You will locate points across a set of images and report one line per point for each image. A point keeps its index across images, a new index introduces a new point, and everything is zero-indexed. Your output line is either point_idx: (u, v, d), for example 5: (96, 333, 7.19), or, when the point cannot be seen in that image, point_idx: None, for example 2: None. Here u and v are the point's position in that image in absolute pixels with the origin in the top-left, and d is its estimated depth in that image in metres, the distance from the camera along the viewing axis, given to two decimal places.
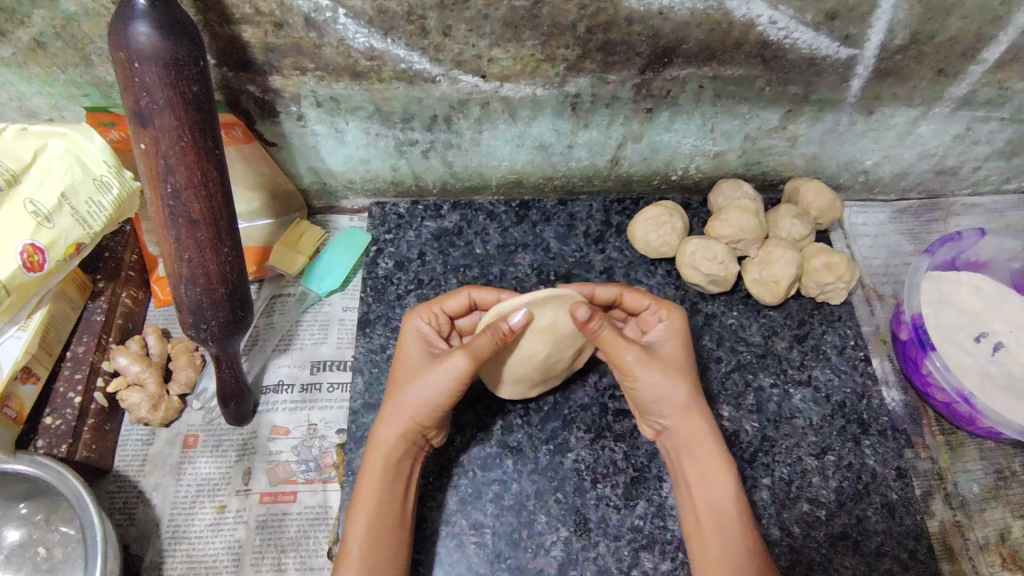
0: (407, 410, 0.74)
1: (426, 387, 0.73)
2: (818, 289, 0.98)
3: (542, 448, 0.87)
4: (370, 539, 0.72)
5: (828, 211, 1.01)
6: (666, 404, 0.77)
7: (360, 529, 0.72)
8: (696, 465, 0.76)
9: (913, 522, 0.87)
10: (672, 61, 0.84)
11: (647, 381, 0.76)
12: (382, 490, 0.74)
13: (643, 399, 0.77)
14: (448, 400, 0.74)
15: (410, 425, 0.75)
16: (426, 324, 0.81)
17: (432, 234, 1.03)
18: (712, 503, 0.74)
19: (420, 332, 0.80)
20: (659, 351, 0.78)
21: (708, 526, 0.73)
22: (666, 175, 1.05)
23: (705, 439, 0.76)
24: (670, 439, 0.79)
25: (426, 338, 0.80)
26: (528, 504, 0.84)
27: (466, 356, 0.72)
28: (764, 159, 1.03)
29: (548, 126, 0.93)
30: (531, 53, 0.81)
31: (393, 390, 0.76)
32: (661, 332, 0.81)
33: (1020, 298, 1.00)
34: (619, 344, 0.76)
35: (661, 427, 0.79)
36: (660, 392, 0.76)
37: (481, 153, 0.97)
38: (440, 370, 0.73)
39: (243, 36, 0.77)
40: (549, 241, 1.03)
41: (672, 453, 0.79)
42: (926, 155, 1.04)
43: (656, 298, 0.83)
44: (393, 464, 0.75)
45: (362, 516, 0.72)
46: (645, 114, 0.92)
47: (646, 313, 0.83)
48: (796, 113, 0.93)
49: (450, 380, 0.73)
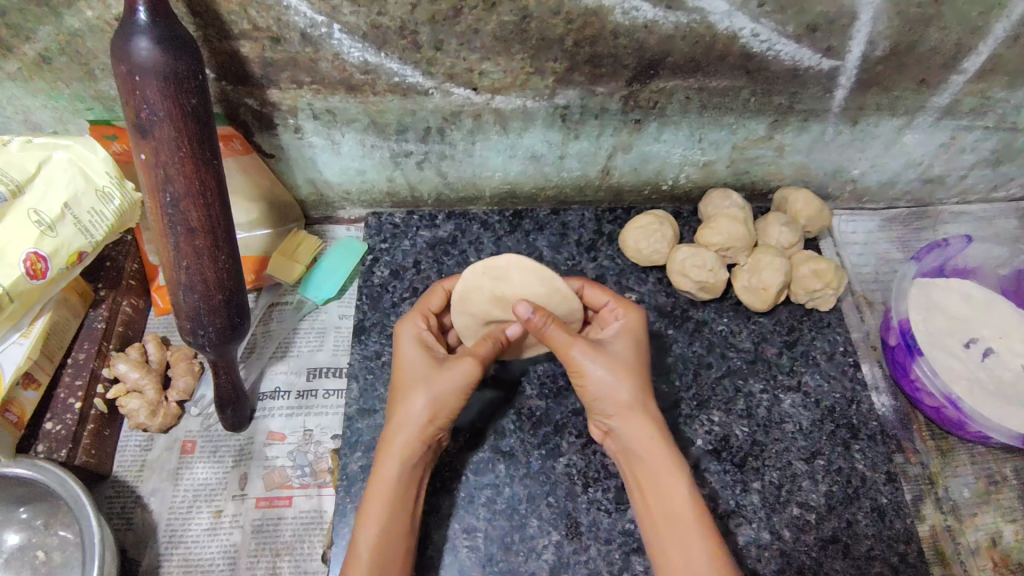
0: (424, 412, 0.76)
1: (438, 391, 0.76)
2: (807, 296, 0.99)
3: (534, 452, 0.88)
4: (381, 542, 0.72)
5: (816, 219, 1.04)
6: (613, 403, 0.78)
7: (371, 534, 0.72)
8: (645, 464, 0.77)
9: (903, 526, 0.88)
10: (657, 74, 0.86)
11: (594, 377, 0.78)
12: (398, 493, 0.75)
13: (590, 397, 0.79)
14: (460, 402, 0.78)
15: (424, 431, 0.76)
16: (415, 333, 0.82)
17: (427, 243, 1.05)
18: (665, 503, 0.75)
19: (415, 333, 0.82)
20: (609, 349, 0.80)
21: (665, 530, 0.73)
22: (656, 185, 1.07)
23: (654, 442, 0.77)
24: (619, 440, 0.80)
25: (426, 342, 0.81)
26: (520, 508, 0.85)
27: (474, 362, 0.77)
28: (752, 169, 1.04)
29: (539, 137, 0.95)
30: (520, 66, 0.84)
31: (401, 397, 0.77)
32: (614, 329, 0.83)
33: (1006, 304, 1.03)
34: (568, 339, 0.78)
35: (610, 427, 0.80)
36: (605, 389, 0.78)
37: (474, 164, 1.00)
38: (453, 374, 0.77)
39: (241, 50, 0.80)
40: (542, 249, 1.05)
41: (623, 454, 0.80)
42: (912, 163, 1.06)
43: (616, 298, 0.86)
44: (407, 474, 0.76)
45: (375, 519, 0.73)
46: (634, 125, 0.94)
47: (606, 310, 0.86)
48: (782, 123, 0.95)
49: (462, 385, 0.77)
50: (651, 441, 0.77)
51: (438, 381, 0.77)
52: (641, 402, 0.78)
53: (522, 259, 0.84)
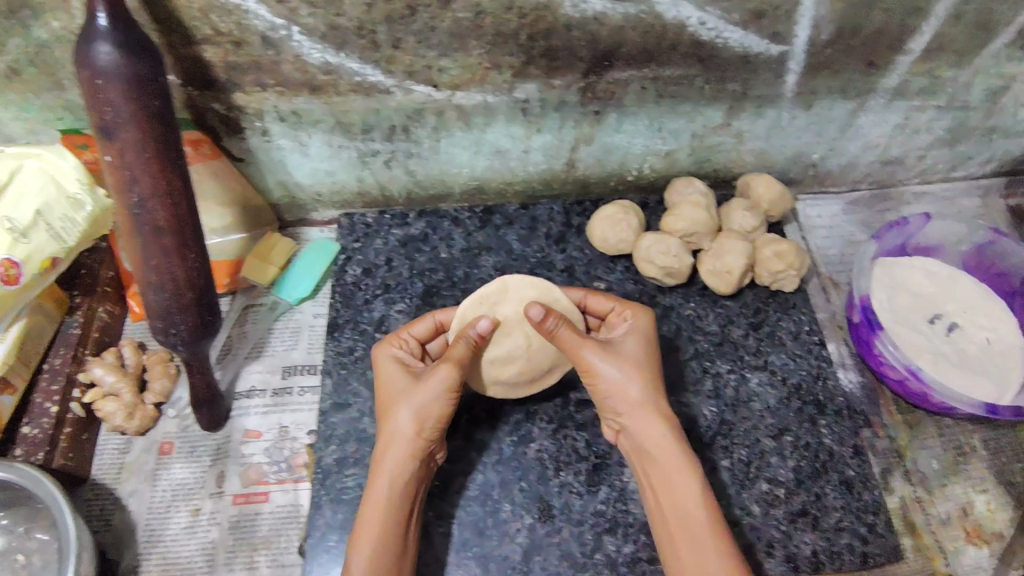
0: (406, 429, 0.77)
1: (417, 403, 0.77)
2: (770, 278, 1.01)
3: (506, 439, 0.89)
4: (376, 559, 0.73)
5: (777, 203, 1.06)
6: (626, 402, 0.79)
7: (364, 555, 0.73)
8: (659, 463, 0.78)
9: (870, 497, 0.89)
10: (612, 65, 0.88)
11: (607, 378, 0.79)
12: (389, 508, 0.76)
13: (602, 395, 0.80)
14: (443, 410, 0.78)
15: (411, 445, 0.78)
16: (393, 356, 0.83)
17: (399, 241, 1.06)
18: (678, 501, 0.76)
19: (394, 356, 0.83)
20: (619, 349, 0.81)
21: (680, 531, 0.75)
22: (621, 176, 1.09)
23: (666, 441, 0.78)
24: (632, 439, 0.81)
25: (403, 361, 0.83)
26: (493, 493, 0.86)
27: (450, 366, 0.77)
28: (714, 156, 1.07)
29: (503, 132, 0.97)
30: (478, 61, 0.86)
31: (385, 415, 0.79)
32: (623, 330, 0.83)
33: (970, 279, 1.07)
34: (579, 342, 0.79)
35: (623, 426, 0.81)
36: (617, 390, 0.79)
37: (441, 161, 1.02)
38: (429, 382, 0.78)
39: (204, 55, 0.82)
40: (512, 242, 1.07)
41: (635, 452, 0.81)
42: (870, 146, 1.08)
43: (620, 301, 0.87)
44: (398, 489, 0.76)
45: (369, 540, 0.74)
46: (594, 117, 0.97)
47: (612, 315, 0.87)
48: (737, 109, 0.98)
49: (443, 390, 0.78)
50: (664, 438, 0.78)
51: (418, 401, 0.77)
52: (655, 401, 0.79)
53: (509, 277, 0.88)
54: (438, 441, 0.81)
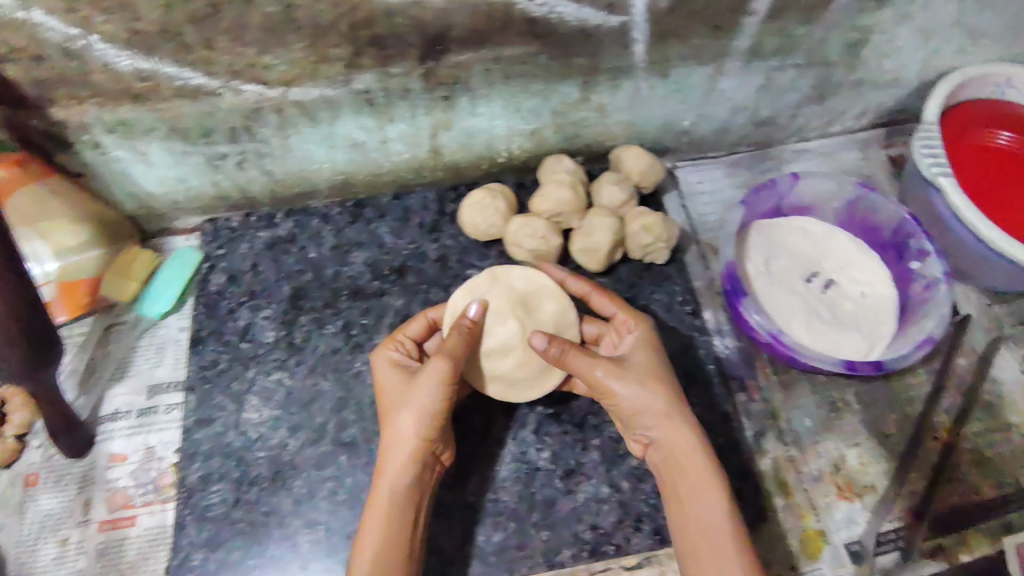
0: (407, 430, 0.76)
1: (414, 406, 0.76)
2: (641, 251, 1.02)
3: (375, 439, 0.89)
4: (377, 570, 0.72)
5: (647, 174, 1.05)
6: (650, 414, 0.79)
7: (366, 563, 0.72)
8: (686, 475, 0.77)
9: (740, 463, 0.95)
10: (446, 49, 0.85)
11: (625, 396, 0.80)
12: (392, 517, 0.75)
13: (625, 413, 0.81)
14: (439, 406, 0.76)
15: (412, 451, 0.77)
16: (388, 359, 0.83)
17: (265, 243, 1.03)
18: (701, 515, 0.75)
19: (391, 359, 0.83)
20: (630, 362, 0.82)
21: (703, 547, 0.74)
22: (492, 158, 1.06)
23: (694, 453, 0.78)
24: (657, 451, 0.80)
25: (397, 363, 0.83)
26: (362, 496, 0.86)
27: (443, 358, 0.77)
28: (581, 132, 1.05)
29: (353, 124, 0.93)
30: (303, 56, 0.82)
31: (386, 422, 0.79)
32: (630, 342, 0.85)
33: (845, 236, 1.09)
34: (590, 363, 0.80)
35: (648, 440, 0.81)
36: (640, 403, 0.79)
37: (296, 159, 0.97)
38: (424, 380, 0.76)
39: (3, 72, 0.77)
40: (384, 237, 1.04)
41: (660, 465, 0.81)
42: (738, 109, 1.07)
43: (624, 308, 0.88)
44: (400, 497, 0.75)
45: (369, 550, 0.72)
46: (445, 102, 0.93)
47: (618, 320, 0.88)
48: (592, 83, 0.96)
49: (435, 388, 0.76)
50: (681, 455, 0.78)
51: (414, 397, 0.76)
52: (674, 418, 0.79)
53: (499, 267, 0.90)
54: (439, 446, 0.80)
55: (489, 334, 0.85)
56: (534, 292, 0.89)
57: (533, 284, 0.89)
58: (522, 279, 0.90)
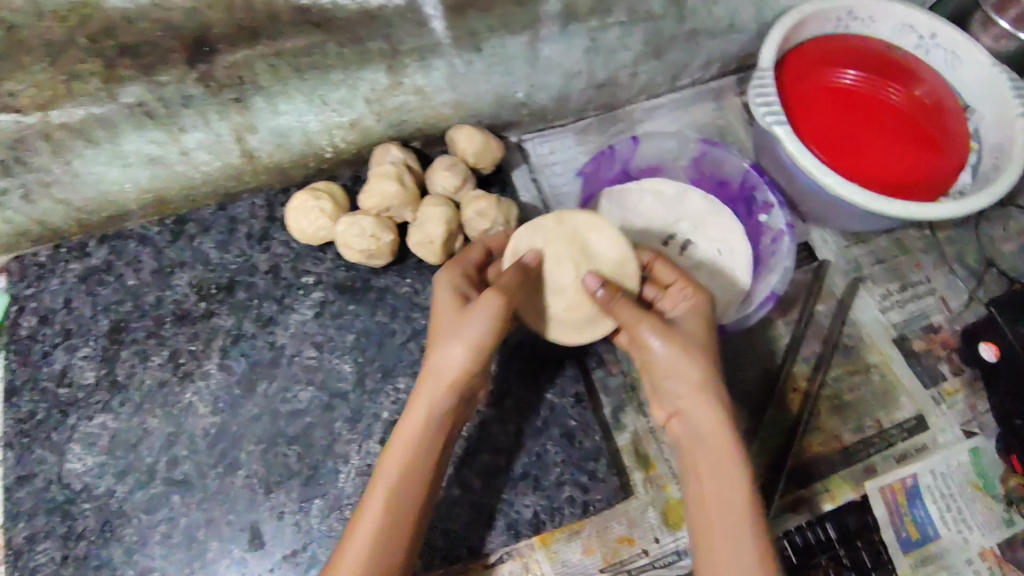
0: (452, 365, 0.75)
1: (454, 347, 0.75)
2: (482, 237, 0.97)
3: (211, 472, 0.87)
4: (377, 538, 0.72)
5: (483, 154, 1.00)
6: (682, 381, 0.77)
7: (367, 531, 0.72)
8: (706, 450, 0.75)
9: (592, 444, 0.91)
10: (213, 48, 0.77)
11: (658, 356, 0.77)
12: (398, 481, 0.74)
13: (659, 376, 0.79)
14: (486, 346, 0.75)
15: (444, 399, 0.76)
16: (451, 284, 0.81)
17: (79, 276, 0.97)
18: (721, 492, 0.73)
19: (450, 287, 0.81)
20: (682, 326, 0.79)
21: (717, 522, 0.72)
22: (318, 155, 0.99)
23: (717, 428, 0.75)
24: (684, 422, 0.78)
25: (458, 293, 0.81)
26: (198, 534, 0.84)
27: (496, 292, 0.74)
28: (406, 117, 0.98)
29: (139, 139, 0.85)
30: (48, 76, 0.74)
31: (433, 348, 0.77)
32: (681, 311, 0.82)
33: (699, 193, 1.04)
34: (636, 316, 0.77)
35: (675, 410, 0.79)
36: (672, 367, 0.77)
37: (91, 183, 0.89)
38: (475, 314, 0.74)
39: None
40: (209, 253, 0.98)
41: (683, 438, 0.79)
42: (572, 74, 1.01)
43: (681, 275, 0.84)
44: (410, 459, 0.75)
45: (372, 517, 0.72)
46: (238, 104, 0.86)
47: (674, 287, 0.84)
48: (398, 67, 0.89)
49: (488, 325, 0.74)
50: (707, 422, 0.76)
51: (459, 329, 0.75)
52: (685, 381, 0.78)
53: (565, 209, 0.86)
54: (466, 397, 0.79)
55: (553, 272, 0.83)
56: (596, 237, 0.84)
57: (592, 225, 0.84)
58: (582, 221, 0.84)
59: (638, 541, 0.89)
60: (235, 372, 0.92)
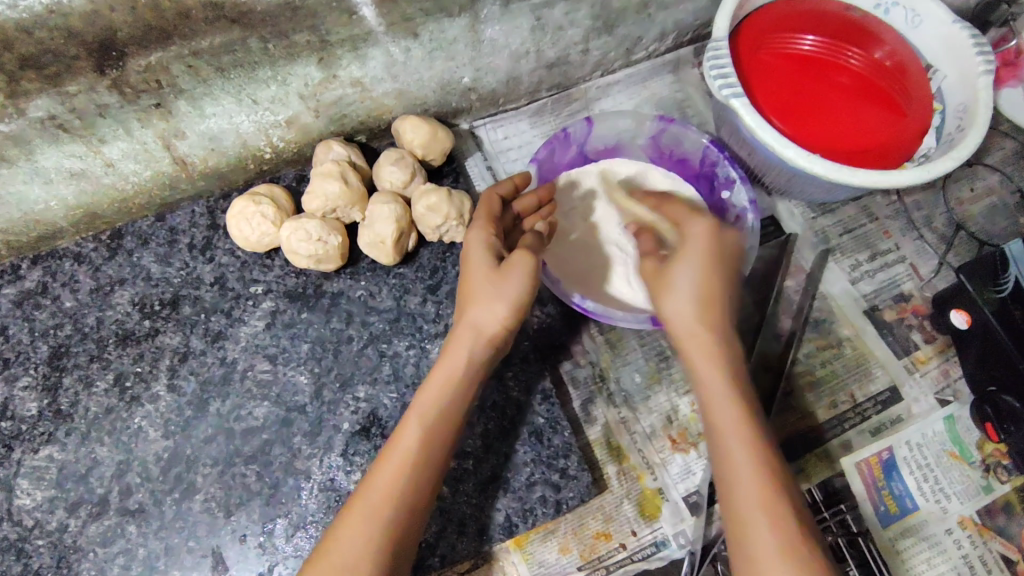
0: (493, 318, 0.75)
1: (491, 301, 0.75)
2: (435, 232, 0.93)
3: (166, 499, 0.83)
4: (394, 486, 0.69)
5: (431, 145, 0.95)
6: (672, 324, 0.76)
7: (386, 479, 0.69)
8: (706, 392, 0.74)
9: (562, 441, 0.87)
10: (124, 52, 0.72)
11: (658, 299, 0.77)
12: (426, 431, 0.72)
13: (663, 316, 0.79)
14: (524, 301, 0.76)
15: (472, 355, 0.75)
16: (486, 241, 0.79)
17: (13, 301, 0.91)
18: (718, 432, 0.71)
19: (485, 235, 0.79)
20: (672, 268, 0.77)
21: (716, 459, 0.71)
22: (257, 157, 0.94)
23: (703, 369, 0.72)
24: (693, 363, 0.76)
25: (494, 245, 0.79)
26: (158, 564, 0.80)
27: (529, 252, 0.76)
28: (346, 111, 0.94)
29: (58, 154, 0.80)
30: None
31: (468, 301, 0.76)
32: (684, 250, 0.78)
33: (659, 171, 1.01)
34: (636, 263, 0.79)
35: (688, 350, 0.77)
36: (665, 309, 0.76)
37: (12, 203, 0.84)
38: (518, 266, 0.75)
39: None
40: (149, 267, 0.93)
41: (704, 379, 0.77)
42: (519, 55, 0.97)
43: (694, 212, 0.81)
44: (437, 415, 0.73)
45: (391, 467, 0.70)
46: (160, 110, 0.80)
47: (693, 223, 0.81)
48: (330, 59, 0.84)
49: (526, 279, 0.75)
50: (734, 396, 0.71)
51: (504, 286, 0.75)
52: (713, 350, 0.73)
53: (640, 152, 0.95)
54: (493, 359, 0.79)
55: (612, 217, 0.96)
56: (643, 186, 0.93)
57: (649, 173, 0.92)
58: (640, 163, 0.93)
59: (614, 535, 0.87)
60: (185, 392, 0.88)
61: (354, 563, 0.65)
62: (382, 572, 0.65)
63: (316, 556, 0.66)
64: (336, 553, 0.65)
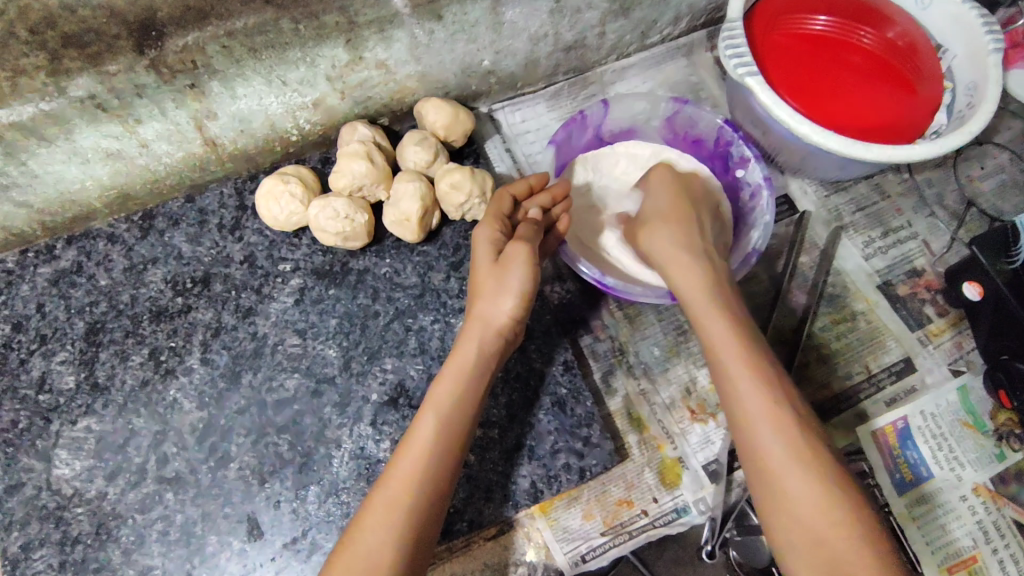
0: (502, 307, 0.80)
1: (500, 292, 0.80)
2: (458, 211, 0.95)
3: (201, 467, 0.86)
4: (414, 471, 0.71)
5: (454, 126, 0.98)
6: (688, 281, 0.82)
7: (406, 464, 0.72)
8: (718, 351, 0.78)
9: (584, 410, 0.90)
10: (163, 32, 0.75)
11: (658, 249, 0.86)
12: (444, 417, 0.74)
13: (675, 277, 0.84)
14: (530, 286, 0.80)
15: (485, 344, 0.79)
16: (491, 238, 0.83)
17: (49, 280, 0.94)
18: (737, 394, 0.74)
19: (490, 235, 0.83)
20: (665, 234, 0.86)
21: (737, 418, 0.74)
22: (284, 138, 0.97)
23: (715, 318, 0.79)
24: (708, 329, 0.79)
25: (496, 243, 0.83)
26: (195, 529, 0.83)
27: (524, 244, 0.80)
28: (371, 93, 0.96)
29: (95, 134, 0.83)
30: None
31: (480, 296, 0.81)
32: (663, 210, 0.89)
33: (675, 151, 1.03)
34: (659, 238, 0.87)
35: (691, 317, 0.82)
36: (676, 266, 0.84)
37: (50, 182, 0.86)
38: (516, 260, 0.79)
39: None
40: (180, 246, 0.96)
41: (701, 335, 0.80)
42: (538, 38, 0.99)
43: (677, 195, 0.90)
44: (453, 402, 0.76)
45: (410, 452, 0.72)
46: (194, 90, 0.83)
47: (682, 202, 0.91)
48: (357, 40, 0.86)
49: (525, 269, 0.79)
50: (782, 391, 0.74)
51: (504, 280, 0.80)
52: (750, 338, 0.77)
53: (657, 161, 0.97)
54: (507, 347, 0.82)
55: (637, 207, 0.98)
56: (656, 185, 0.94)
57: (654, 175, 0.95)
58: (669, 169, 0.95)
59: (637, 502, 0.89)
60: (218, 365, 0.90)
61: (375, 549, 0.67)
62: (406, 556, 0.67)
63: (340, 547, 0.69)
64: (360, 543, 0.67)
